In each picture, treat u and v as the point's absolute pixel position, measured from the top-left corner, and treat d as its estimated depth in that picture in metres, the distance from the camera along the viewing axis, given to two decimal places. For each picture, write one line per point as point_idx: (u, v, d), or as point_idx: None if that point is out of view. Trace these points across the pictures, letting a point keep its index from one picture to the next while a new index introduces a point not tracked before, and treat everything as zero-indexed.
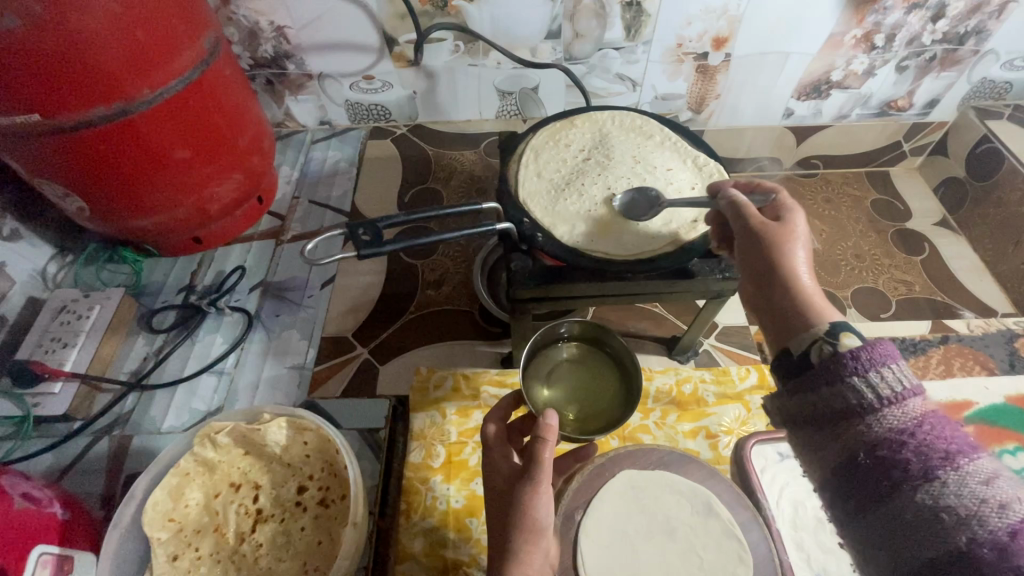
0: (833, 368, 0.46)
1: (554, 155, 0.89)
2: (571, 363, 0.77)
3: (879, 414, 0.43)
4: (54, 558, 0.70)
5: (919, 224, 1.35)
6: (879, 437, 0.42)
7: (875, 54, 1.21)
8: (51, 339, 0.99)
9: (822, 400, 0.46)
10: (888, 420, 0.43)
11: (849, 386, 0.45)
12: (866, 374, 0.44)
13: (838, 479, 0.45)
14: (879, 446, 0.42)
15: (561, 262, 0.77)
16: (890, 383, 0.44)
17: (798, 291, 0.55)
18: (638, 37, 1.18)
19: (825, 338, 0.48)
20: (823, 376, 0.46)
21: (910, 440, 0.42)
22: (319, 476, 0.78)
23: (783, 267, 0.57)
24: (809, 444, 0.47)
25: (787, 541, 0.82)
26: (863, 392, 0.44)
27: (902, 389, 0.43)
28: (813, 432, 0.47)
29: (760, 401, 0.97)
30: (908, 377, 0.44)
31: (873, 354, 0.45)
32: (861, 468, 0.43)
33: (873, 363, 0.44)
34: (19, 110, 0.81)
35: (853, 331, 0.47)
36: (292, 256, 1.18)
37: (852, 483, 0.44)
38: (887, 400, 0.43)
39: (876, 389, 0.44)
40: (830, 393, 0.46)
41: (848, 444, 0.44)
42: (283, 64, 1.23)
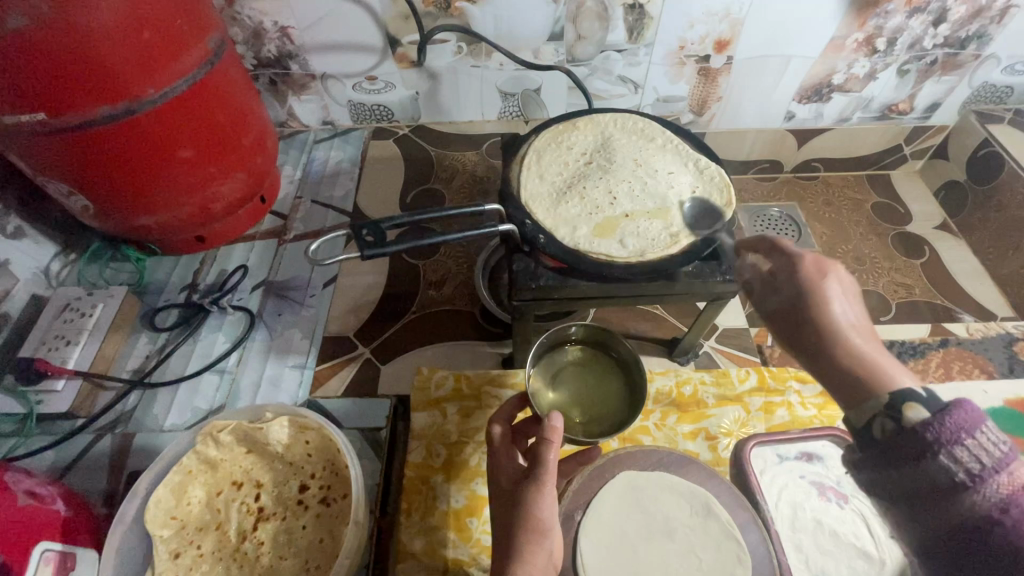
0: (917, 440, 0.43)
1: (556, 157, 0.90)
2: (576, 366, 0.78)
3: (976, 493, 0.41)
4: (57, 555, 0.70)
5: (920, 227, 1.36)
6: (979, 517, 0.41)
7: (877, 58, 1.22)
8: (54, 337, 1.00)
9: (909, 478, 0.44)
10: (986, 497, 0.40)
11: (935, 466, 0.42)
12: (953, 448, 0.42)
13: (939, 556, 0.43)
14: (978, 527, 0.41)
15: (563, 264, 0.77)
16: (986, 453, 0.41)
17: (852, 347, 0.51)
18: (640, 39, 1.18)
19: (888, 413, 0.46)
20: (908, 450, 0.44)
21: (1018, 515, 0.40)
22: (321, 475, 0.79)
23: (831, 319, 0.53)
24: (901, 517, 0.46)
25: (786, 542, 0.82)
26: (960, 467, 0.41)
27: (999, 458, 0.41)
28: (903, 509, 0.45)
29: (759, 403, 0.97)
30: (1002, 442, 0.42)
31: (960, 421, 0.42)
32: (965, 548, 0.42)
33: (959, 435, 0.42)
34: (25, 109, 0.82)
35: (922, 398, 0.45)
36: (294, 256, 1.18)
37: (962, 558, 0.42)
38: (983, 474, 0.41)
39: (970, 464, 0.41)
40: (922, 468, 0.43)
41: (950, 526, 0.42)
42: (287, 64, 1.24)
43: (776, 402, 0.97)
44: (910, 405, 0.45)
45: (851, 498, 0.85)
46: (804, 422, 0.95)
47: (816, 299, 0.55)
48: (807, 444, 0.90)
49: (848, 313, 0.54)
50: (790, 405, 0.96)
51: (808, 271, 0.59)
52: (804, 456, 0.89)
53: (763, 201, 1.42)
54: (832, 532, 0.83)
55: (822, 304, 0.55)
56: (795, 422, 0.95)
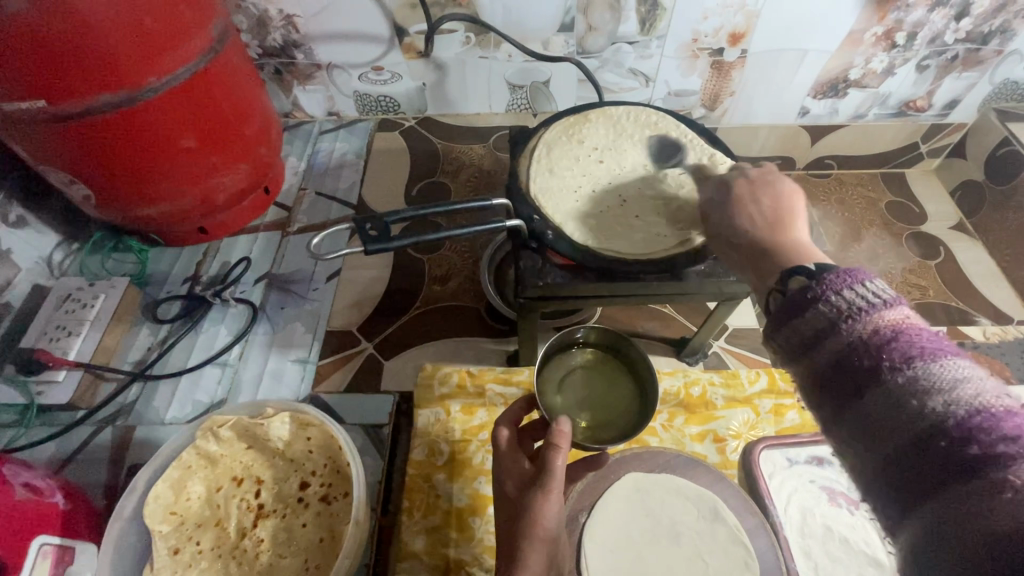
0: (801, 294, 0.45)
1: (567, 151, 0.87)
2: (586, 369, 0.76)
3: (842, 325, 0.42)
4: (55, 549, 0.69)
5: (935, 227, 1.33)
6: (847, 349, 0.41)
7: (895, 53, 1.19)
8: (56, 327, 1.00)
9: (793, 330, 0.45)
10: (854, 328, 0.41)
11: (823, 308, 0.43)
12: (830, 295, 0.43)
13: (821, 395, 0.43)
14: (846, 353, 0.41)
15: (571, 260, 0.75)
16: (863, 297, 0.42)
17: (774, 241, 0.59)
18: (653, 31, 1.15)
19: (779, 287, 0.50)
20: (796, 305, 0.45)
21: (887, 342, 0.39)
22: (322, 472, 0.77)
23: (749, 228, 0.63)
24: (796, 374, 0.46)
25: (795, 549, 0.81)
26: (837, 306, 0.42)
27: (878, 302, 0.41)
28: (791, 359, 0.46)
29: (769, 405, 0.95)
30: (885, 291, 0.42)
31: (839, 277, 0.44)
32: (837, 378, 0.42)
33: (838, 284, 0.43)
34: (25, 95, 0.80)
35: (811, 269, 0.48)
36: (298, 248, 1.17)
37: (834, 386, 0.42)
38: (855, 314, 0.42)
39: (842, 305, 0.42)
40: (808, 314, 0.44)
41: (824, 362, 0.42)
42: (292, 53, 1.22)
43: (786, 404, 0.95)
44: (798, 276, 0.48)
45: (861, 505, 0.84)
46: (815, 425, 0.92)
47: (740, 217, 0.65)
48: (817, 448, 0.89)
49: (755, 219, 0.63)
50: (801, 408, 0.94)
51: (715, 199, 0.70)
52: (814, 460, 0.87)
53: None
54: (843, 539, 0.81)
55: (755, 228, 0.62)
56: (805, 425, 0.93)
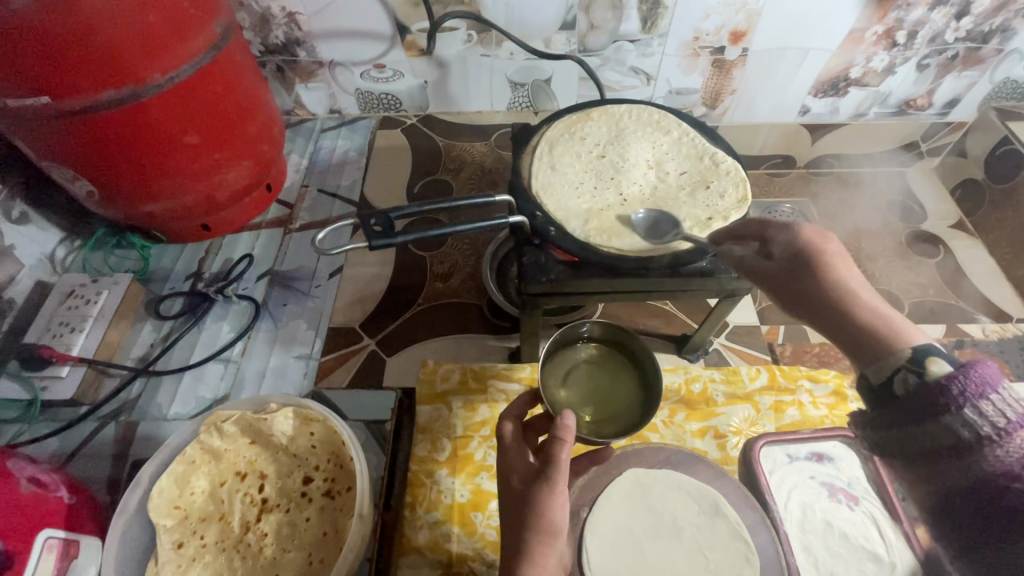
0: (936, 393, 0.44)
1: (569, 148, 0.88)
2: (590, 364, 0.77)
3: (998, 448, 0.41)
4: (60, 542, 0.70)
5: (935, 225, 1.33)
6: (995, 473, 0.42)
7: (896, 52, 1.19)
8: (58, 324, 0.99)
9: (920, 444, 0.46)
10: (997, 464, 0.41)
11: (956, 422, 0.43)
12: (963, 409, 0.43)
13: (945, 515, 0.45)
14: (998, 482, 0.41)
15: (573, 257, 0.75)
16: (992, 423, 0.42)
17: (867, 308, 0.52)
18: (654, 29, 1.16)
19: (909, 367, 0.47)
20: (928, 404, 0.45)
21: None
22: (326, 467, 0.78)
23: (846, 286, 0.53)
24: (910, 483, 0.48)
25: (795, 544, 0.81)
26: (984, 421, 0.42)
27: (1003, 428, 0.41)
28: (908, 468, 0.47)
29: (770, 402, 0.96)
30: (1012, 413, 0.42)
31: (974, 381, 0.43)
32: (976, 513, 0.43)
33: (970, 396, 0.43)
34: (29, 92, 0.81)
35: (940, 353, 0.46)
36: (300, 245, 1.17)
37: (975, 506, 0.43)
38: (994, 440, 0.42)
39: (992, 420, 0.42)
40: (948, 423, 0.43)
41: (958, 489, 0.44)
42: (294, 51, 1.22)
43: (787, 400, 0.96)
44: (933, 358, 0.46)
45: (861, 501, 0.84)
46: (815, 421, 0.93)
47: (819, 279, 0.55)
48: (817, 444, 0.89)
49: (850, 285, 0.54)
50: (801, 404, 0.95)
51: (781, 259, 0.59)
52: (814, 456, 0.88)
53: (776, 197, 1.38)
54: (842, 534, 0.82)
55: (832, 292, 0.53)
56: (805, 422, 0.94)
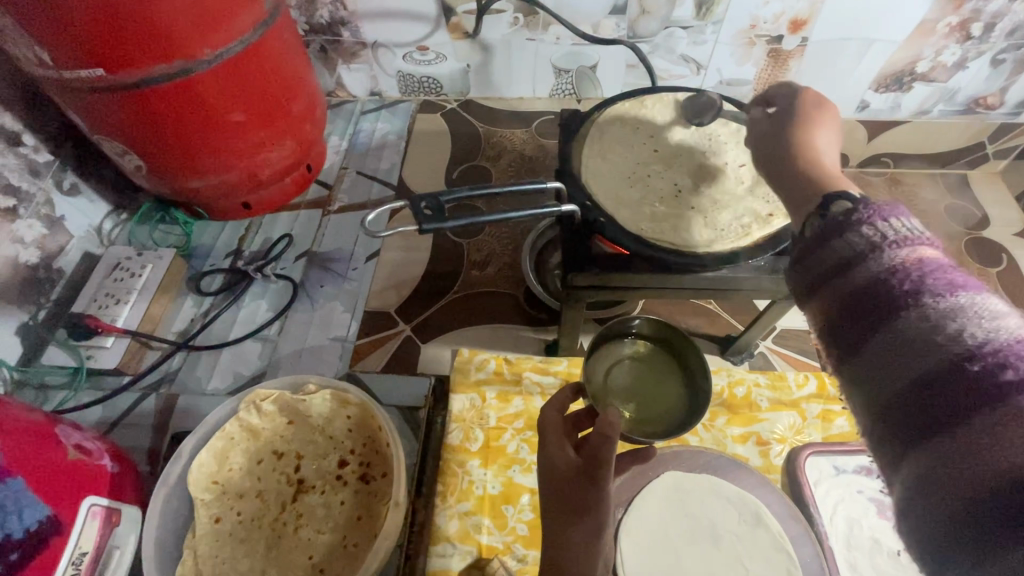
0: (844, 220, 0.41)
1: (621, 137, 0.84)
2: (636, 361, 0.74)
3: (883, 255, 0.38)
4: (104, 510, 0.70)
5: (999, 232, 1.24)
6: (876, 281, 0.37)
7: (970, 45, 1.11)
8: (105, 295, 1.01)
9: (829, 272, 0.41)
10: (889, 261, 0.37)
11: (856, 239, 0.39)
12: (868, 228, 0.39)
13: (835, 324, 0.40)
14: (880, 282, 0.37)
15: (624, 250, 0.72)
16: (896, 230, 0.38)
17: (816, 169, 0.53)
18: (709, 16, 1.11)
19: (819, 213, 0.44)
20: (835, 228, 0.41)
21: (915, 271, 0.36)
22: (361, 451, 0.77)
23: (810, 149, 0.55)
24: (812, 309, 0.43)
25: (840, 561, 0.77)
26: (877, 233, 0.39)
27: (907, 237, 0.38)
28: (809, 294, 0.42)
29: (817, 410, 0.91)
30: (916, 229, 0.38)
31: (874, 209, 0.40)
32: (856, 310, 0.38)
33: (870, 216, 0.40)
34: (85, 64, 0.81)
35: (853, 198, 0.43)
36: (338, 227, 1.17)
37: (854, 318, 0.38)
38: (888, 246, 0.38)
39: (883, 234, 0.38)
40: (847, 241, 0.40)
41: (845, 293, 0.39)
42: (338, 30, 1.21)
43: (836, 410, 0.91)
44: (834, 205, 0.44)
45: None
46: None
47: (795, 122, 0.58)
48: (866, 457, 0.85)
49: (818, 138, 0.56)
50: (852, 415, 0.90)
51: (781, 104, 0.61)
52: (863, 470, 0.84)
53: None
54: (891, 555, 0.77)
55: (799, 133, 0.56)
56: (854, 433, 0.89)
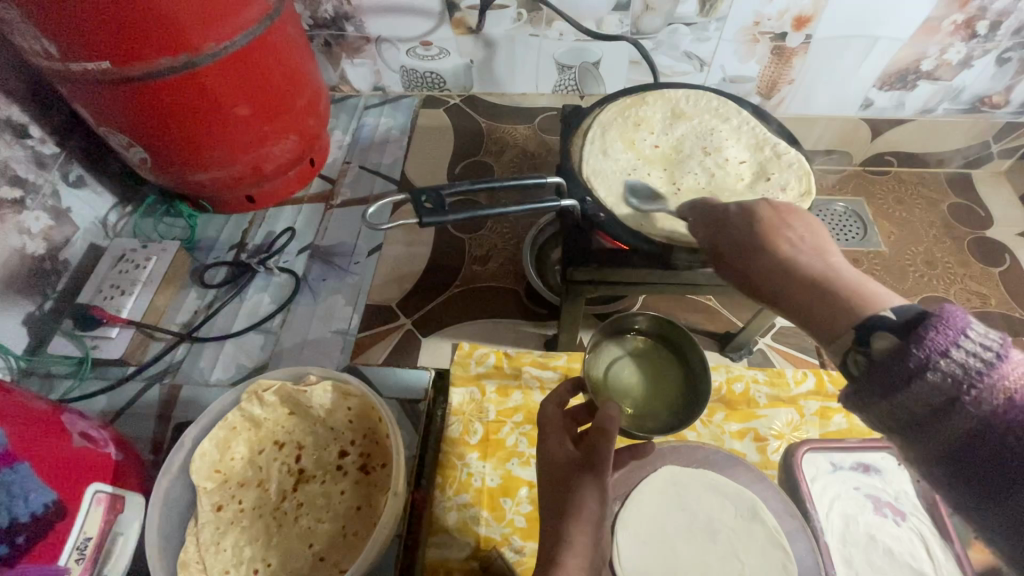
0: (906, 357, 0.37)
1: (623, 133, 0.84)
2: (636, 357, 0.74)
3: (979, 398, 0.34)
4: (108, 497, 0.71)
5: (1002, 233, 1.24)
6: (986, 430, 0.34)
7: (975, 43, 1.11)
8: (110, 286, 1.02)
9: (928, 416, 0.37)
10: (991, 401, 0.34)
11: (934, 381, 0.36)
12: (937, 364, 0.36)
13: (951, 472, 0.37)
14: (995, 432, 0.34)
15: (624, 245, 0.73)
16: (975, 357, 0.35)
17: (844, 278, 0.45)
18: (713, 12, 1.11)
19: (858, 345, 0.40)
20: (897, 371, 0.37)
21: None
22: (361, 442, 0.78)
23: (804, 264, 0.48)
24: (907, 446, 0.39)
25: (836, 556, 0.78)
26: (958, 370, 0.35)
27: (992, 359, 0.34)
28: (903, 432, 0.39)
29: (815, 407, 0.91)
30: (993, 340, 0.35)
31: (936, 334, 0.36)
32: (979, 465, 0.35)
33: (940, 347, 0.36)
34: (92, 56, 0.82)
35: (890, 319, 0.39)
36: (341, 221, 1.18)
37: (973, 469, 0.35)
38: (975, 379, 0.34)
39: (959, 370, 0.35)
40: (926, 383, 0.36)
41: (953, 444, 0.36)
42: (342, 25, 1.21)
43: (834, 407, 0.91)
44: (879, 330, 0.39)
45: (908, 516, 0.80)
46: (863, 431, 0.89)
47: (772, 239, 0.52)
48: (863, 454, 0.86)
49: (799, 243, 0.51)
50: (849, 412, 0.90)
51: (737, 218, 0.56)
52: (860, 467, 0.85)
53: (829, 194, 1.32)
54: (887, 551, 0.78)
55: (776, 245, 0.51)
56: (851, 430, 0.89)
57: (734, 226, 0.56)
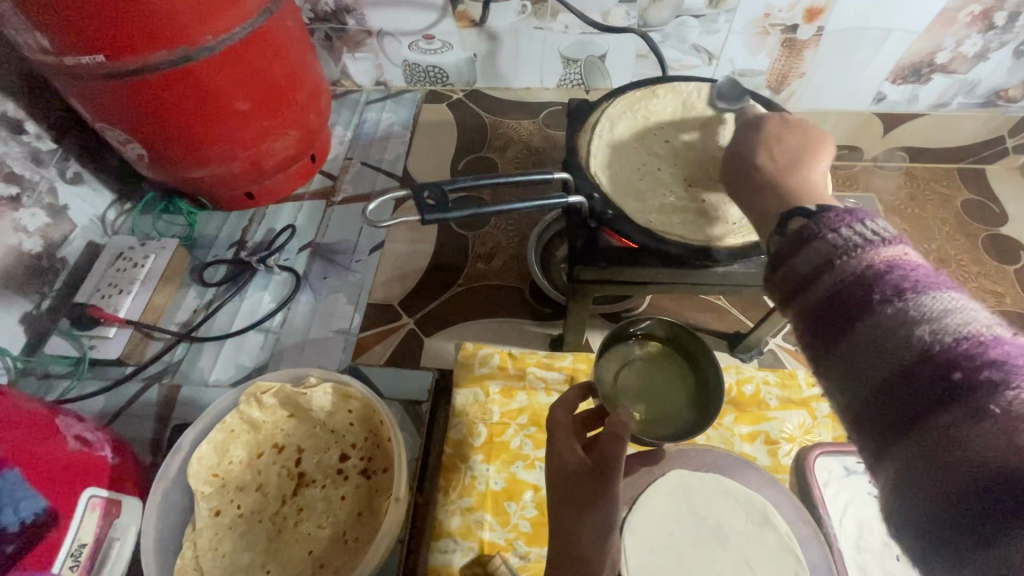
0: (810, 230, 0.43)
1: (631, 127, 0.82)
2: (648, 361, 0.72)
3: (851, 259, 0.39)
4: (104, 501, 0.70)
5: (1018, 229, 1.21)
6: (849, 283, 0.39)
7: (992, 35, 1.08)
8: (108, 285, 1.01)
9: (805, 276, 0.42)
10: (859, 262, 0.39)
11: (820, 248, 0.42)
12: (830, 234, 0.42)
13: (812, 325, 0.41)
14: (850, 282, 0.39)
15: (632, 243, 0.70)
16: (861, 234, 0.40)
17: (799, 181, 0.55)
18: (722, 4, 1.08)
19: (780, 229, 0.48)
20: (799, 244, 0.44)
21: (885, 271, 0.38)
22: (362, 445, 0.76)
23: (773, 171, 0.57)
24: (785, 310, 0.44)
25: (849, 563, 0.76)
26: (841, 239, 0.41)
27: (874, 239, 0.40)
28: (788, 297, 0.43)
29: (827, 410, 0.89)
30: (885, 229, 0.40)
31: (836, 216, 0.42)
32: (827, 309, 0.40)
33: (837, 224, 0.42)
34: (86, 50, 0.80)
35: (811, 211, 0.46)
36: (342, 218, 1.16)
37: (831, 316, 0.40)
38: (851, 249, 0.40)
39: (844, 241, 0.41)
40: (814, 248, 0.42)
41: (821, 295, 0.40)
42: (343, 19, 1.19)
43: None
44: (801, 219, 0.46)
45: None
46: None
47: (758, 151, 0.60)
48: None
49: (780, 152, 0.59)
50: None
51: (746, 127, 0.65)
52: None
53: (840, 190, 1.29)
54: (902, 558, 0.76)
55: (761, 154, 0.59)
56: None
57: (728, 139, 0.64)
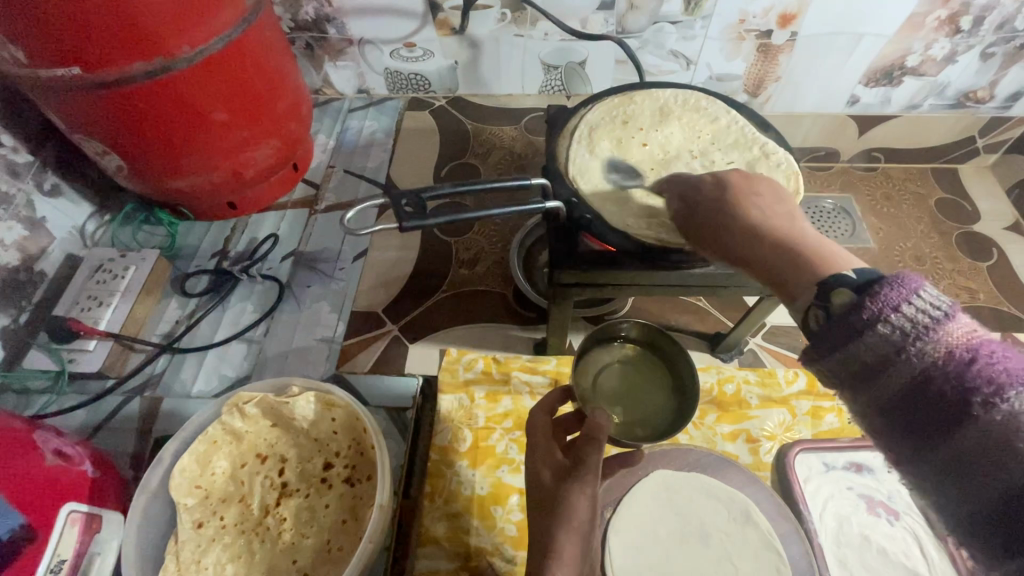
0: (860, 310, 0.37)
1: (610, 133, 0.83)
2: (623, 365, 0.73)
3: (922, 349, 0.34)
4: (83, 516, 0.69)
5: (989, 227, 1.24)
6: (922, 380, 0.34)
7: (959, 38, 1.11)
8: (86, 297, 0.99)
9: (877, 373, 0.36)
10: (939, 353, 0.34)
11: (876, 336, 0.36)
12: (884, 318, 0.36)
13: (894, 423, 0.36)
14: (931, 380, 0.34)
15: (610, 247, 0.71)
16: (924, 315, 0.35)
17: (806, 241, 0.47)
18: (698, 11, 1.10)
19: (817, 302, 0.41)
20: (847, 325, 0.38)
21: (972, 365, 0.33)
22: (346, 453, 0.76)
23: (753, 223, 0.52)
24: (850, 401, 0.39)
25: (830, 557, 0.77)
26: (903, 323, 0.35)
27: (940, 317, 0.35)
28: (852, 388, 0.38)
29: (807, 407, 0.91)
30: (946, 301, 0.35)
31: (890, 291, 0.37)
32: (912, 411, 0.35)
33: (889, 303, 0.36)
34: (61, 62, 0.80)
35: (852, 277, 0.40)
36: (325, 226, 1.16)
37: (912, 414, 0.35)
38: (920, 335, 0.35)
39: (905, 326, 0.35)
40: (871, 337, 0.36)
41: (896, 394, 0.35)
42: (324, 27, 1.20)
43: (825, 407, 0.91)
44: (838, 287, 0.40)
45: (901, 516, 0.80)
46: (855, 429, 0.88)
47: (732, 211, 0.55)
48: (856, 454, 0.85)
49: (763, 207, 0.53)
50: (841, 411, 0.90)
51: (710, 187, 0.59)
52: (853, 466, 0.84)
53: (818, 192, 1.31)
54: (882, 551, 0.77)
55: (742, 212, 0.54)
56: (844, 430, 0.89)
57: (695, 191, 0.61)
